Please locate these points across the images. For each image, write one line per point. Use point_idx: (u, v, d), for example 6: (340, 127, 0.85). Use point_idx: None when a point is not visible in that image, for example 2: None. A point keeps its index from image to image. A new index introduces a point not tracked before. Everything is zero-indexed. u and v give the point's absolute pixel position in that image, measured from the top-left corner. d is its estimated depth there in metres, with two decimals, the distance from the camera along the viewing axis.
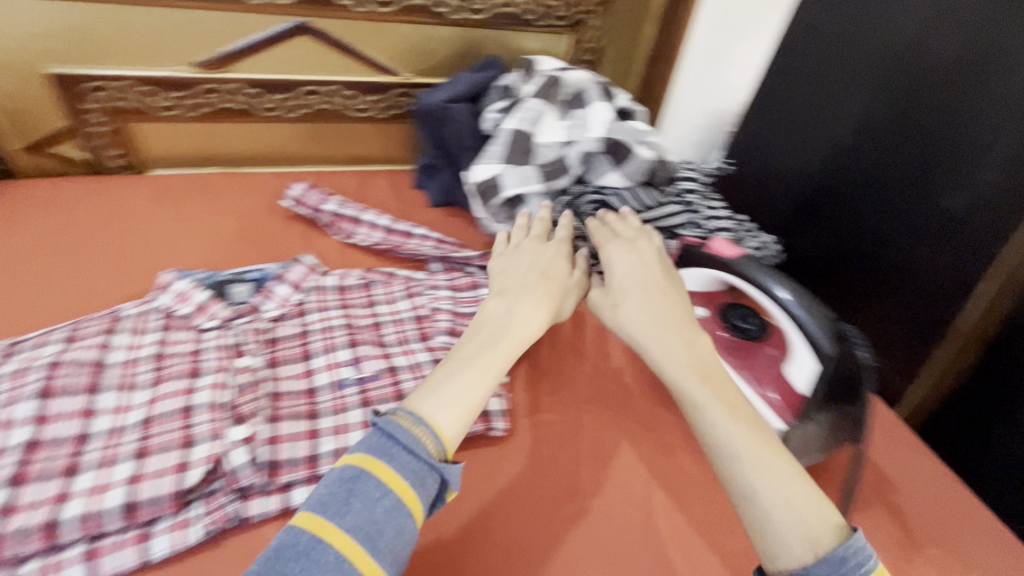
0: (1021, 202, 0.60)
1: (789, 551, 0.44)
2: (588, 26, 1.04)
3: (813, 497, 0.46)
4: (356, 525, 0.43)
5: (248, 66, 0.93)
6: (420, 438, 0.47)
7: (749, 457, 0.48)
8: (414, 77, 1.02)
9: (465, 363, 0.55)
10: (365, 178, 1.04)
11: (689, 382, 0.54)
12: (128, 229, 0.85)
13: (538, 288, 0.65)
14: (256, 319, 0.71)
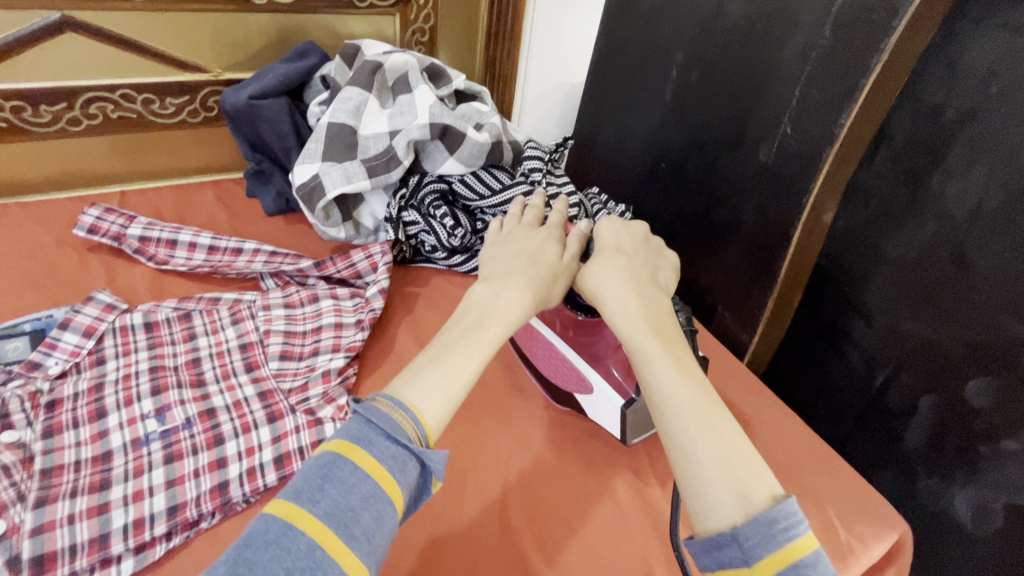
0: (814, 148, 0.63)
1: (719, 509, 0.40)
2: (416, 5, 0.97)
3: (739, 442, 0.43)
4: (330, 511, 0.37)
5: (4, 74, 0.78)
6: (400, 427, 0.41)
7: (692, 414, 0.44)
8: (226, 74, 0.90)
9: (439, 359, 0.47)
10: (186, 194, 0.92)
11: (645, 336, 0.49)
12: None
13: (530, 269, 0.56)
14: (31, 380, 0.59)
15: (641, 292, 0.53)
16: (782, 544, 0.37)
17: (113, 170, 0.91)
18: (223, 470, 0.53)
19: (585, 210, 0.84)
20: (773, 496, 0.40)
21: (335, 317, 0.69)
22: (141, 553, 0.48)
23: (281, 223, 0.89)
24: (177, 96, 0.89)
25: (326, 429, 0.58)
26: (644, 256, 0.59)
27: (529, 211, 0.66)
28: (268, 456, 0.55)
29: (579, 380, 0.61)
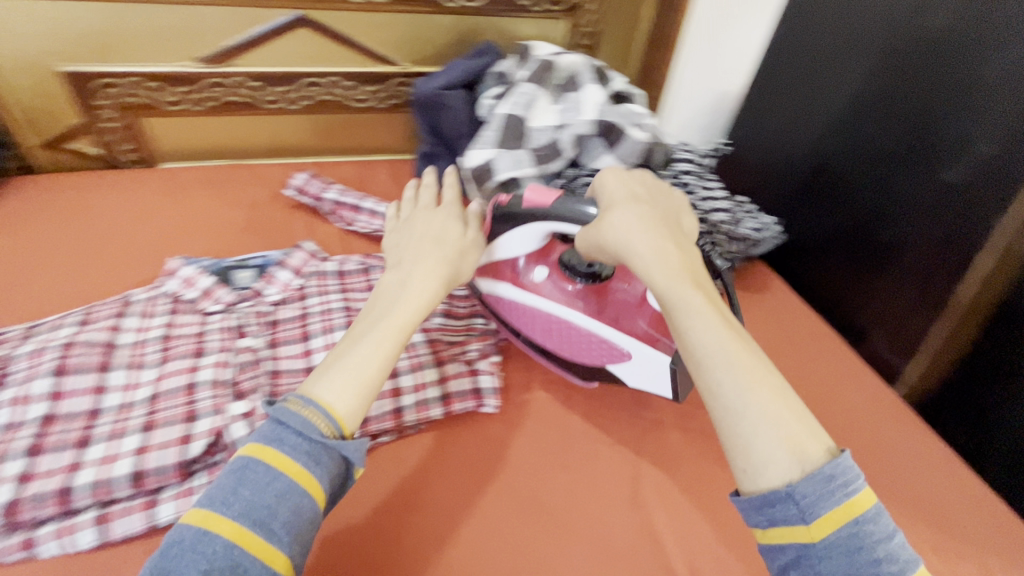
0: (1018, 175, 0.60)
1: (776, 466, 0.44)
2: (585, 11, 1.04)
3: (784, 396, 0.46)
4: (245, 511, 0.43)
5: (248, 60, 0.94)
6: (312, 421, 0.48)
7: (737, 366, 0.47)
8: (412, 67, 1.02)
9: (361, 338, 0.53)
10: (366, 169, 1.06)
11: (683, 289, 0.51)
12: (140, 220, 0.88)
13: (442, 255, 0.63)
14: (258, 303, 0.74)
15: (677, 243, 0.55)
16: (844, 500, 0.42)
17: (311, 145, 1.07)
18: (400, 398, 0.67)
19: (732, 216, 0.85)
20: (826, 450, 0.44)
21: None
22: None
23: None
24: (372, 85, 1.02)
25: (482, 381, 0.71)
26: (647, 199, 0.60)
27: (450, 188, 0.73)
28: (435, 394, 0.68)
29: (612, 349, 0.66)
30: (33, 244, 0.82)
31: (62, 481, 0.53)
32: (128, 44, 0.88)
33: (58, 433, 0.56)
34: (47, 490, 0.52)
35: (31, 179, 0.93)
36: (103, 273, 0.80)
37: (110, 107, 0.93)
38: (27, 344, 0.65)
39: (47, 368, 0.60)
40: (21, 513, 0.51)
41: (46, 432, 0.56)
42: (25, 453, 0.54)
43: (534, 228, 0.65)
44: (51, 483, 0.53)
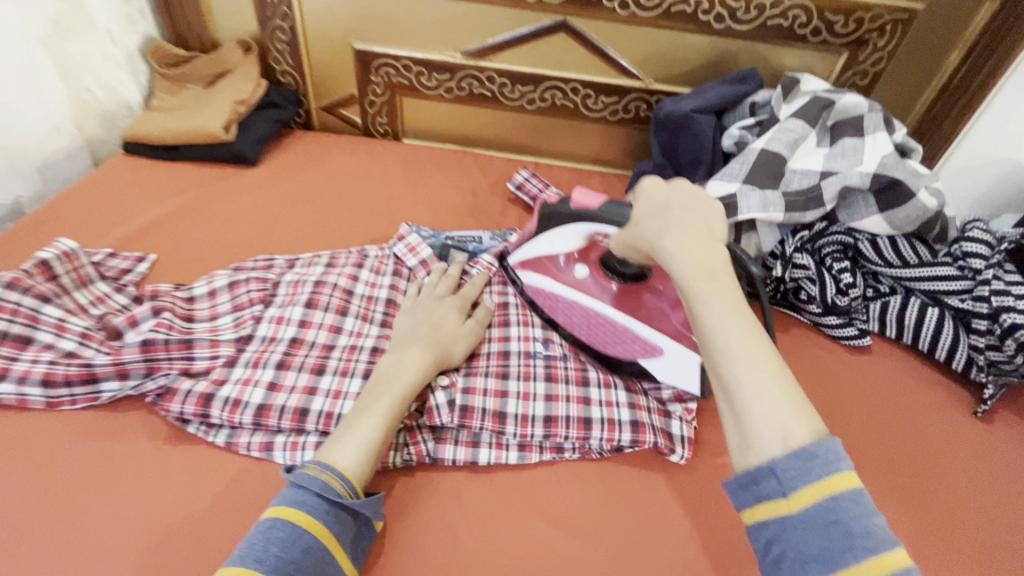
0: None
1: (762, 445, 0.42)
2: (871, 47, 0.91)
3: (773, 377, 0.43)
4: (275, 566, 0.44)
5: (504, 58, 1.00)
6: (332, 486, 0.50)
7: (741, 352, 0.44)
8: (655, 84, 0.99)
9: (364, 411, 0.55)
10: (580, 177, 1.06)
11: (699, 279, 0.47)
12: (382, 184, 0.99)
13: (431, 337, 0.64)
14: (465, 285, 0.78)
15: (706, 237, 0.51)
16: (822, 478, 0.40)
17: (533, 144, 1.10)
18: (588, 410, 0.65)
19: None
20: (812, 432, 0.41)
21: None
22: (522, 452, 0.63)
23: None
24: (609, 96, 1.01)
25: (673, 424, 0.67)
26: (694, 202, 0.54)
27: (442, 280, 0.73)
28: (625, 418, 0.65)
29: (648, 346, 0.67)
30: (302, 189, 0.96)
31: (300, 402, 0.60)
32: (412, 31, 0.98)
33: (302, 355, 0.64)
34: (289, 406, 0.59)
35: (307, 135, 1.09)
36: (347, 225, 0.90)
37: (381, 84, 1.06)
38: (289, 271, 0.74)
39: (302, 298, 0.69)
40: (268, 418, 0.58)
41: (293, 352, 0.64)
42: (277, 366, 0.63)
43: (577, 228, 0.67)
44: (291, 400, 0.60)
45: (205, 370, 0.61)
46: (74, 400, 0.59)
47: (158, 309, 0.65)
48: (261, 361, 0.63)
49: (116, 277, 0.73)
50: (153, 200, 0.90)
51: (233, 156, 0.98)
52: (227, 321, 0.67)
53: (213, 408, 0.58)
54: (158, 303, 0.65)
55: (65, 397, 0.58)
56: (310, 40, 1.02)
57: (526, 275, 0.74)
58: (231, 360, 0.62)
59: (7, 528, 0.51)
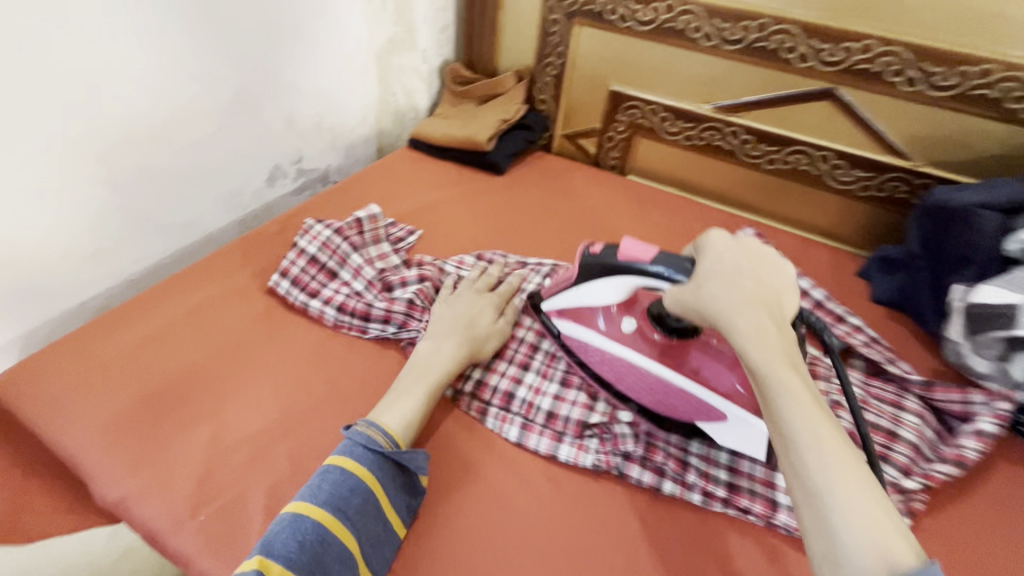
0: None
1: (854, 559, 0.37)
2: None
3: (888, 510, 0.39)
4: (325, 500, 0.52)
5: (754, 116, 1.01)
6: (375, 439, 0.57)
7: (829, 453, 0.41)
8: (924, 167, 0.91)
9: (409, 389, 0.64)
10: (806, 246, 1.01)
11: (778, 366, 0.46)
12: (606, 213, 1.07)
13: (464, 332, 0.71)
14: None
15: (779, 326, 0.50)
16: None
17: (758, 205, 1.08)
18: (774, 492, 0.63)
19: None
20: (911, 549, 0.37)
21: (915, 438, 0.68)
22: (705, 497, 0.63)
23: (884, 314, 0.88)
24: (863, 170, 0.96)
25: None
26: (770, 275, 0.54)
27: (482, 278, 0.79)
28: None
29: (708, 410, 0.63)
30: (537, 203, 1.09)
31: (508, 387, 0.72)
32: (669, 80, 1.06)
33: (512, 350, 0.76)
34: (501, 387, 0.72)
35: (547, 157, 1.23)
36: (571, 242, 0.99)
37: (624, 123, 1.15)
38: (523, 270, 0.85)
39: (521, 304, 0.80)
40: (484, 393, 0.71)
41: (507, 344, 0.76)
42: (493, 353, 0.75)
43: (627, 282, 0.62)
44: (502, 382, 0.72)
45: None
46: (351, 327, 0.76)
47: (422, 278, 0.81)
48: None
49: (393, 241, 0.94)
50: (423, 188, 1.11)
51: (488, 164, 1.15)
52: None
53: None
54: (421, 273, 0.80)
55: (347, 324, 0.76)
56: (574, 77, 1.16)
57: (565, 326, 0.72)
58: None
59: (306, 404, 0.67)
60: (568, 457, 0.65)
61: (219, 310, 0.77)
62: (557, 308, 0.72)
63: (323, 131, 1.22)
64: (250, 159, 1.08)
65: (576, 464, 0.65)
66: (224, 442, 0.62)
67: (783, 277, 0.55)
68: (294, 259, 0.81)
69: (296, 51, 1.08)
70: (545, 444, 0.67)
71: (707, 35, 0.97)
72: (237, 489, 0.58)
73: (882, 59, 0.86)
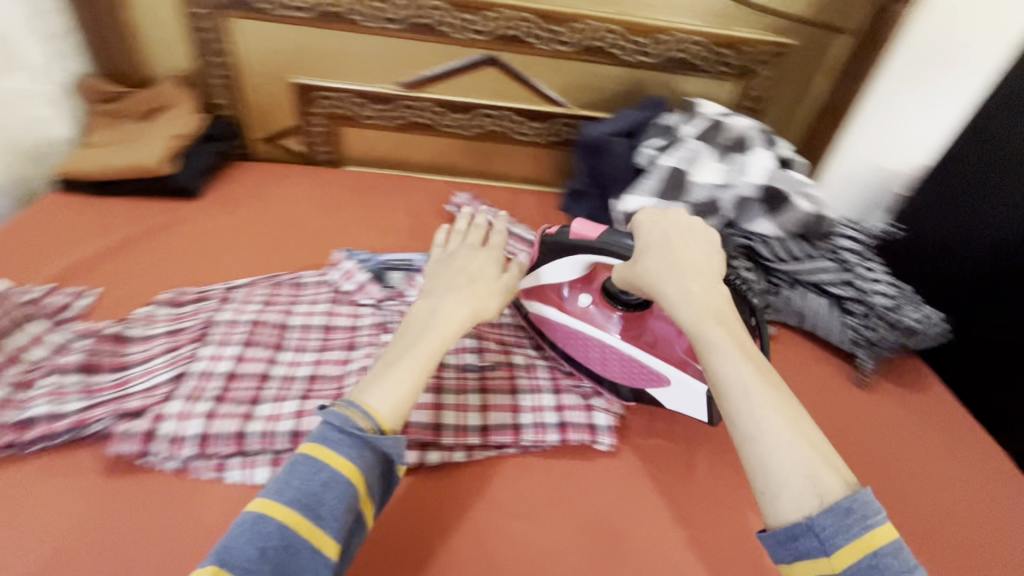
0: None
1: (789, 488, 0.44)
2: (757, 76, 1.05)
3: (782, 411, 0.47)
4: (297, 499, 0.46)
5: (439, 89, 1.08)
6: (353, 419, 0.50)
7: (760, 398, 0.48)
8: (578, 110, 1.10)
9: (394, 362, 0.56)
10: (515, 196, 1.15)
11: (706, 324, 0.53)
12: (328, 211, 1.03)
13: (472, 292, 0.66)
14: (402, 303, 0.82)
15: (707, 284, 0.57)
16: (860, 533, 0.41)
17: (471, 167, 1.19)
18: (521, 416, 0.73)
19: (893, 301, 0.80)
20: (845, 482, 0.43)
21: None
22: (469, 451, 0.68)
23: None
24: (538, 122, 1.11)
25: (597, 417, 0.74)
26: (698, 245, 0.61)
27: (472, 231, 0.80)
28: (552, 420, 0.73)
29: (648, 373, 0.72)
30: (248, 217, 0.99)
31: (241, 425, 0.61)
32: (350, 65, 1.05)
33: (237, 388, 0.65)
34: (230, 430, 0.61)
35: (249, 166, 1.12)
36: (294, 249, 0.93)
37: (321, 115, 1.11)
38: (226, 307, 0.76)
39: (238, 337, 0.71)
40: (211, 445, 0.59)
41: (230, 386, 0.65)
42: (214, 399, 0.64)
43: (579, 259, 0.70)
44: (232, 425, 0.61)
45: (141, 409, 0.62)
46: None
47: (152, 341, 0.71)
48: (197, 395, 0.63)
49: (54, 313, 0.74)
50: (95, 233, 0.91)
51: (175, 189, 1.00)
52: (161, 360, 0.68)
53: (154, 444, 0.59)
54: (91, 351, 0.67)
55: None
56: (249, 75, 1.06)
57: (533, 305, 0.79)
58: (168, 396, 0.63)
59: None
60: None
61: None
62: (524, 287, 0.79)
63: None
64: None
65: None
66: None
67: (706, 238, 0.62)
68: None
69: None
70: None
71: (369, 17, 0.98)
72: None
73: (519, 24, 0.98)
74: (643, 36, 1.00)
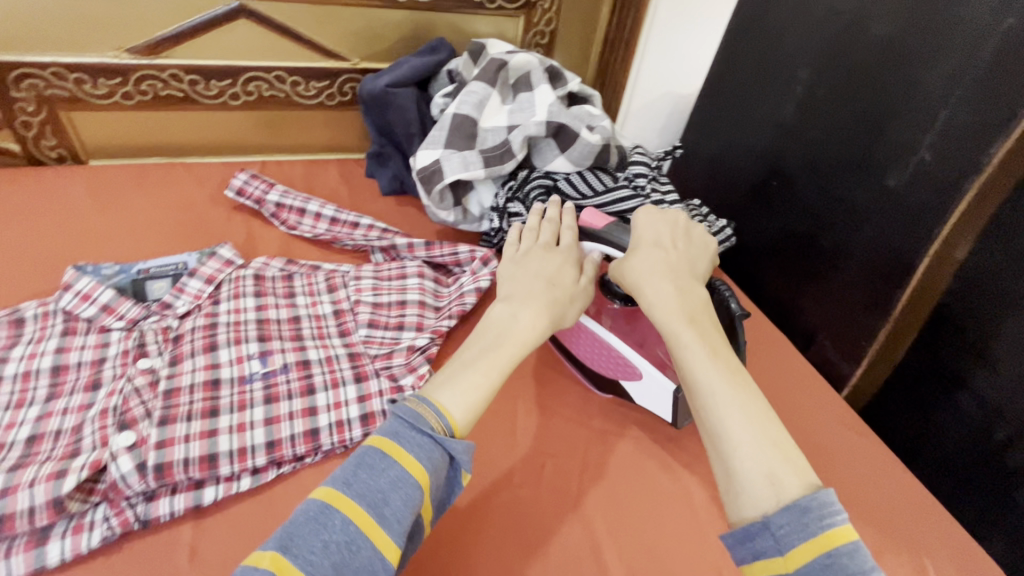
0: (968, 160, 0.62)
1: (749, 491, 0.42)
2: (541, 9, 1.02)
3: (766, 420, 0.46)
4: (363, 492, 0.42)
5: (184, 52, 0.89)
6: (424, 416, 0.47)
7: (726, 394, 0.47)
8: (363, 62, 0.99)
9: (467, 364, 0.51)
10: (315, 169, 1.02)
11: (677, 324, 0.52)
12: (60, 220, 0.82)
13: (547, 293, 0.58)
14: (166, 317, 0.68)
15: (683, 285, 0.56)
16: (817, 533, 0.39)
17: (255, 143, 1.03)
18: (316, 420, 0.59)
19: None
20: (805, 484, 0.42)
21: (420, 296, 0.76)
22: (257, 474, 0.55)
23: (394, 203, 0.96)
24: (320, 80, 0.98)
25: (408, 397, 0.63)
26: (694, 244, 0.62)
27: (545, 227, 0.67)
28: (355, 413, 0.61)
29: (625, 366, 0.65)
30: None
31: None
32: (50, 31, 0.83)
33: None
34: None
35: None
36: (12, 276, 0.73)
37: (30, 100, 0.87)
38: None
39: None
40: None
41: None
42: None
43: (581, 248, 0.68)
44: None
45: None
46: None
47: None
48: None
49: None
50: None
51: None
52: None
53: None
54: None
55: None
56: None
57: None
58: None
59: None
60: (61, 553, 0.48)
61: None
62: None
63: None
64: None
65: (78, 552, 0.48)
66: None
67: (702, 248, 0.63)
68: None
69: None
70: (20, 562, 0.47)
71: None
72: None
73: None
74: None
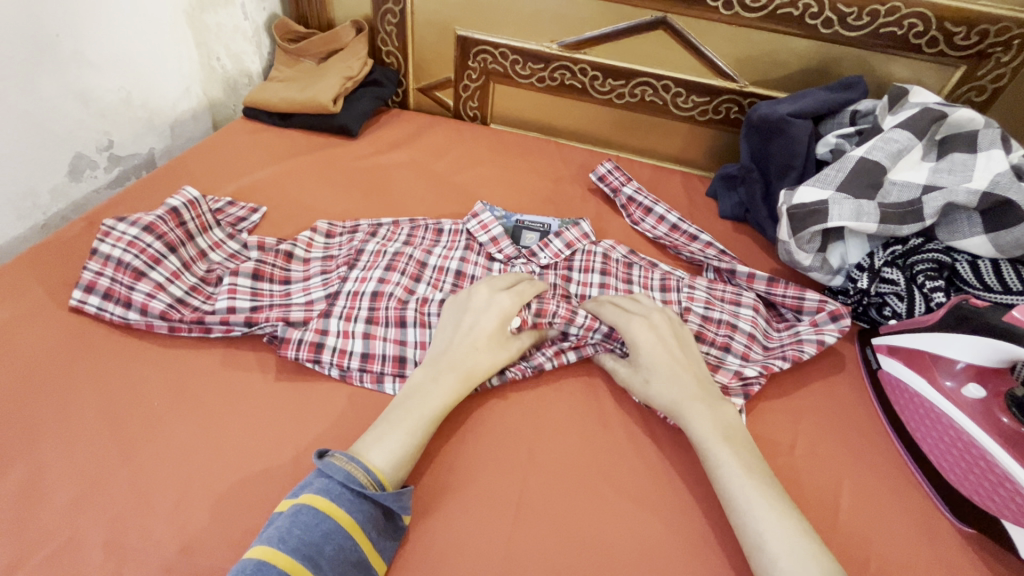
0: None
1: None
2: (992, 61, 0.87)
3: (802, 535, 0.49)
4: (296, 547, 0.45)
5: (599, 51, 1.02)
6: (355, 475, 0.50)
7: (765, 508, 0.51)
8: (750, 87, 0.99)
9: (394, 422, 0.56)
10: (660, 173, 1.06)
11: (715, 442, 0.56)
12: (468, 164, 1.03)
13: (462, 356, 0.62)
14: (531, 263, 0.80)
15: (704, 396, 0.60)
16: None
17: (615, 139, 1.13)
18: None
19: None
20: None
21: (750, 327, 0.74)
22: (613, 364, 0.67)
23: (730, 227, 0.95)
24: (700, 96, 1.02)
25: None
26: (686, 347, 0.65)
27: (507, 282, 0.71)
28: None
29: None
30: (395, 161, 1.02)
31: (397, 351, 0.67)
32: (513, 21, 1.03)
33: (383, 309, 0.69)
34: (388, 354, 0.66)
35: (402, 114, 1.16)
36: (434, 196, 0.95)
37: (477, 70, 1.11)
38: (372, 240, 0.79)
39: (383, 263, 0.75)
40: (373, 364, 0.66)
41: (376, 306, 0.69)
42: (366, 321, 0.68)
43: (993, 346, 0.57)
44: (389, 348, 0.67)
45: (303, 321, 0.68)
46: (190, 328, 0.67)
47: (325, 270, 0.76)
48: (352, 316, 0.68)
49: (232, 223, 0.84)
50: (265, 162, 1.00)
51: (337, 127, 1.07)
52: (317, 281, 0.74)
53: (325, 354, 0.65)
54: (260, 260, 0.73)
55: (182, 325, 0.66)
56: (417, 22, 1.09)
57: (894, 367, 0.68)
58: (325, 312, 0.68)
59: (141, 422, 0.59)
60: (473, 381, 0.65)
61: (20, 335, 0.65)
62: (903, 354, 0.67)
63: (133, 110, 0.99)
64: (36, 150, 0.84)
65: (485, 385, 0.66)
66: (45, 481, 0.54)
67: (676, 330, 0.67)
68: (99, 270, 0.68)
69: (85, 23, 0.86)
70: None
71: None
72: (61, 536, 0.50)
73: None
74: (849, 4, 0.86)
